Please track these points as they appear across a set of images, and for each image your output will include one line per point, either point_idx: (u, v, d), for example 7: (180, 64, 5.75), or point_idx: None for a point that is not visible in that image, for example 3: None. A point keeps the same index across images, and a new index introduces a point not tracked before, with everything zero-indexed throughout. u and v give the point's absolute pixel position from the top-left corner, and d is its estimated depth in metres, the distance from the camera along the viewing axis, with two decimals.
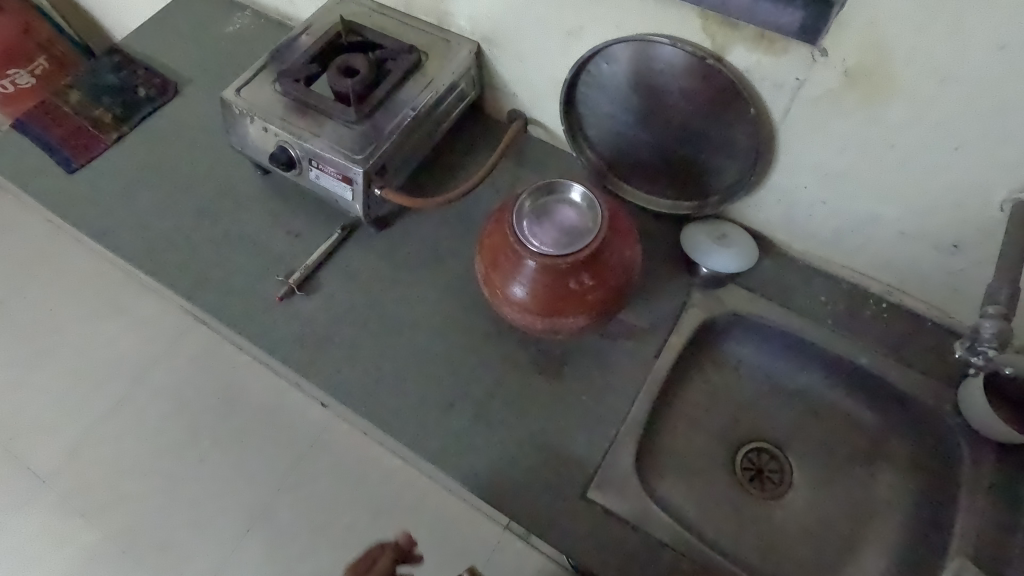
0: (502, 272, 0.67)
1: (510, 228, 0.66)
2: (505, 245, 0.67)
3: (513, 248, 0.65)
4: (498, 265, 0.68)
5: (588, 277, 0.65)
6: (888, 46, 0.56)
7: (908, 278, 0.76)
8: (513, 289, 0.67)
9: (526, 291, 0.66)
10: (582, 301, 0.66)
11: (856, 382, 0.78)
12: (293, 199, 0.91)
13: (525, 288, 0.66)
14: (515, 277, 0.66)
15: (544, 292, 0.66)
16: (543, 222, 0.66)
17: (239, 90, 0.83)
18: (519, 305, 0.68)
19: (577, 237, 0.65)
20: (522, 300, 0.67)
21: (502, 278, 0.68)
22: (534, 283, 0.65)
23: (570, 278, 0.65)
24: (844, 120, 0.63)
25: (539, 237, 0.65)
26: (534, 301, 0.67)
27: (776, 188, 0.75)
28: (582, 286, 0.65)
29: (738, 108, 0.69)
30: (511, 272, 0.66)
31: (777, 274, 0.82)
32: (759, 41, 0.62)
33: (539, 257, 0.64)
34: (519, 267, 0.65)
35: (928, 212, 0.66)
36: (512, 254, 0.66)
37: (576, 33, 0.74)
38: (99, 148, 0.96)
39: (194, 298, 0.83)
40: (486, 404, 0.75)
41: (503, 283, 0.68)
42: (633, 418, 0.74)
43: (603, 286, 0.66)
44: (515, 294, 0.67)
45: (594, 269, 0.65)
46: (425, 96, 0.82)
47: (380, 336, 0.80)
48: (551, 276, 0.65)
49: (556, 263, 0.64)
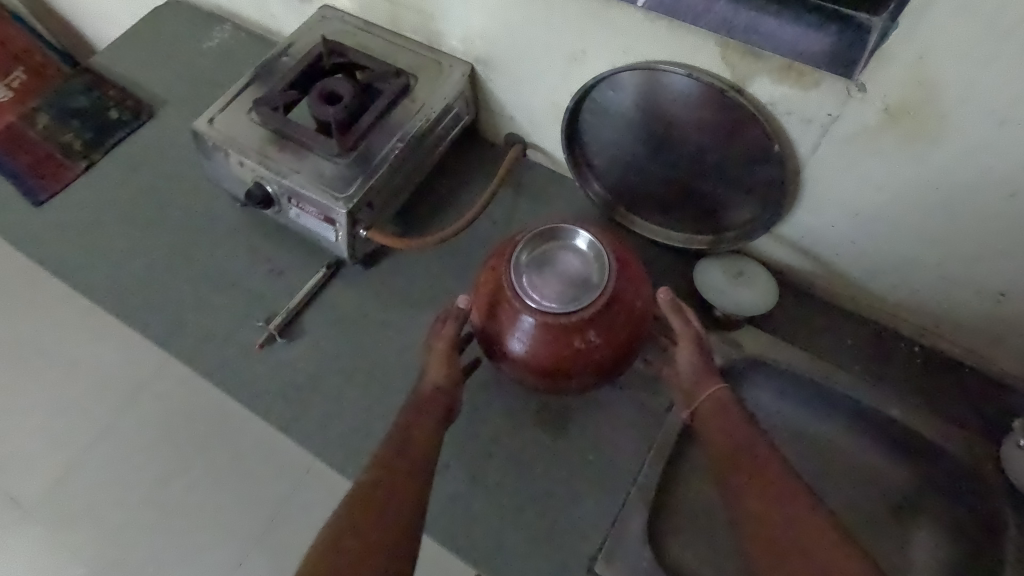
0: (497, 328, 0.60)
1: (507, 280, 0.59)
2: (501, 298, 0.60)
3: (510, 302, 0.59)
4: (494, 320, 0.61)
5: (595, 335, 0.58)
6: (936, 83, 0.49)
7: (945, 322, 0.69)
8: (510, 346, 0.60)
9: (524, 351, 0.59)
10: (587, 362, 0.59)
11: (888, 435, 0.71)
12: (274, 233, 0.84)
13: (523, 347, 0.59)
14: (512, 334, 0.59)
15: (544, 352, 0.58)
16: (544, 273, 0.59)
17: (213, 119, 0.76)
18: (517, 366, 0.61)
19: (582, 290, 0.58)
20: (520, 360, 0.60)
21: (498, 335, 0.61)
22: (532, 342, 0.58)
23: (573, 336, 0.57)
24: (882, 160, 0.56)
25: (540, 291, 0.58)
26: (533, 361, 0.59)
27: (800, 225, 0.68)
28: (588, 345, 0.58)
29: (760, 141, 0.62)
30: (508, 328, 0.59)
31: (799, 315, 0.75)
32: (785, 73, 0.56)
33: (539, 313, 0.57)
34: (516, 324, 0.58)
35: (973, 259, 0.60)
36: (508, 309, 0.59)
37: (580, 58, 0.67)
38: (67, 176, 0.89)
39: (167, 344, 0.77)
40: (481, 463, 0.69)
41: (498, 341, 0.61)
42: (643, 482, 0.67)
43: (611, 343, 0.59)
44: (512, 352, 0.60)
45: (601, 326, 0.58)
46: (415, 124, 0.75)
47: (368, 387, 0.74)
48: (552, 334, 0.57)
49: (557, 321, 0.57)
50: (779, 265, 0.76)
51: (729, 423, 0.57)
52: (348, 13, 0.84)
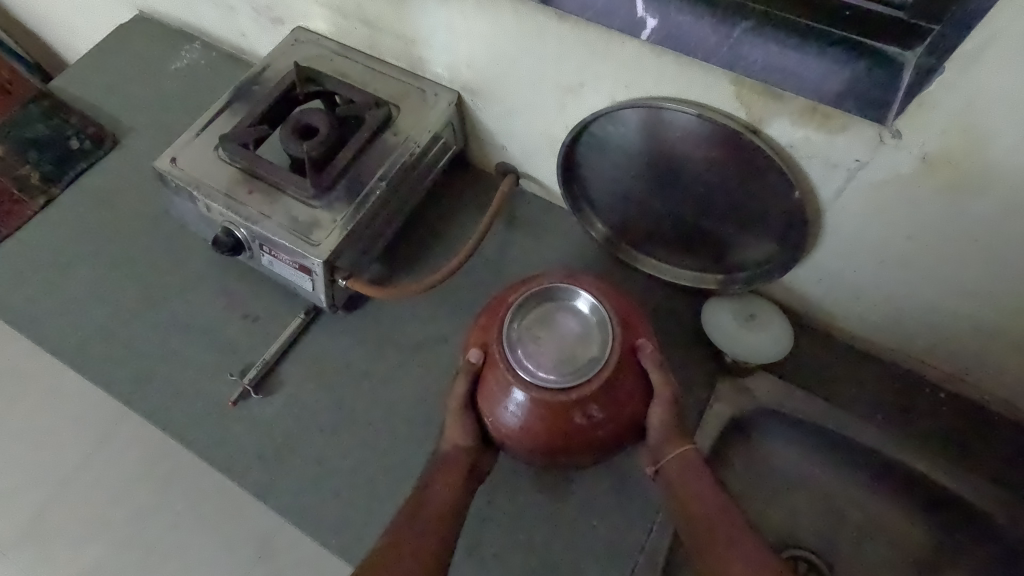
0: (486, 401, 0.53)
1: (497, 348, 0.52)
2: (491, 367, 0.52)
3: (501, 374, 0.51)
4: (483, 392, 0.53)
5: (598, 413, 0.50)
6: (983, 133, 0.44)
7: (973, 372, 0.64)
8: (498, 422, 0.52)
9: (516, 432, 0.51)
10: (589, 442, 0.51)
11: (912, 488, 0.66)
12: (249, 275, 0.78)
13: (515, 428, 0.51)
14: (503, 411, 0.51)
15: (541, 432, 0.50)
16: (539, 339, 0.51)
17: (176, 157, 0.70)
18: (510, 445, 0.53)
19: (583, 360, 0.50)
20: (512, 441, 0.52)
21: (487, 410, 0.53)
22: (527, 421, 0.50)
23: (574, 415, 0.50)
24: (916, 208, 0.51)
25: (535, 362, 0.50)
26: (527, 442, 0.51)
27: (817, 268, 0.63)
28: (591, 423, 0.50)
29: (777, 184, 0.57)
30: (498, 404, 0.52)
31: (816, 360, 0.70)
32: (808, 114, 0.50)
33: (533, 389, 0.50)
34: (508, 399, 0.51)
35: (1013, 311, 0.54)
36: (499, 382, 0.51)
37: (577, 90, 0.61)
38: (25, 214, 0.83)
39: (133, 402, 0.71)
40: (476, 531, 0.64)
41: (487, 416, 0.53)
42: (652, 546, 0.61)
43: (617, 419, 0.51)
44: (500, 429, 0.52)
45: (605, 402, 0.50)
46: (398, 159, 0.69)
47: (352, 447, 0.69)
48: (549, 412, 0.50)
49: (555, 398, 0.49)
50: (791, 307, 0.70)
51: (699, 491, 0.48)
52: (323, 37, 0.77)
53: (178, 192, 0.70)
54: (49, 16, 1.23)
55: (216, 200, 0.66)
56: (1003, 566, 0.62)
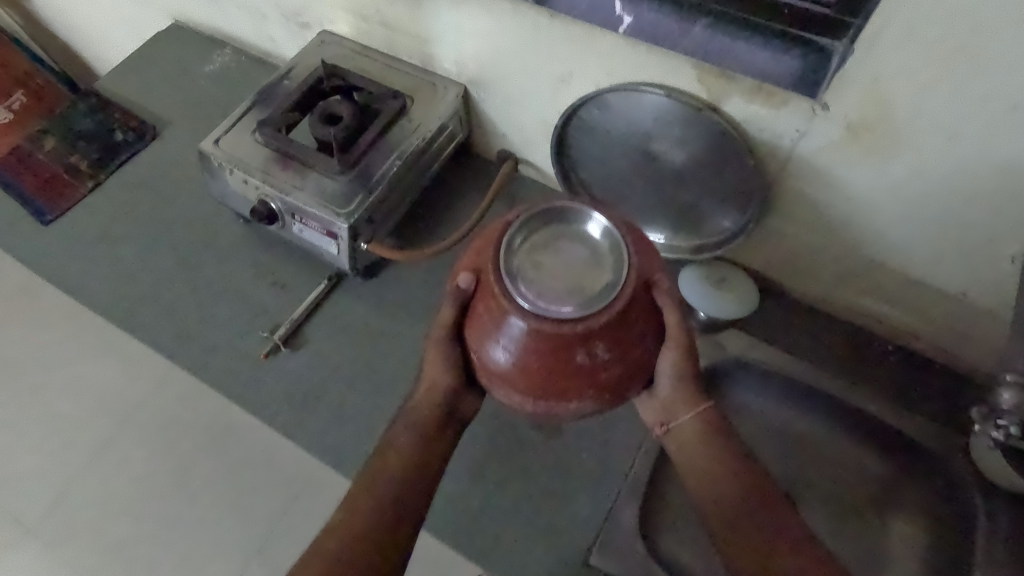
0: (477, 332, 0.47)
1: (492, 271, 0.45)
2: (485, 295, 0.46)
3: (495, 301, 0.45)
4: (474, 324, 0.47)
5: (606, 352, 0.44)
6: (891, 103, 0.55)
7: (914, 324, 0.73)
8: (489, 355, 0.47)
9: (508, 370, 0.46)
10: (592, 384, 0.45)
11: (863, 428, 0.76)
12: (276, 248, 0.88)
13: (507, 365, 0.46)
14: (495, 346, 0.46)
15: (537, 370, 0.45)
16: (541, 265, 0.45)
17: (217, 140, 0.80)
18: (500, 387, 0.47)
19: (593, 289, 0.44)
20: (504, 381, 0.47)
21: (478, 343, 0.47)
22: (521, 355, 0.44)
23: (578, 351, 0.43)
24: (849, 172, 0.62)
25: (537, 288, 0.44)
26: (520, 383, 0.46)
27: (775, 232, 0.73)
28: (596, 362, 0.44)
29: (737, 157, 0.67)
30: (490, 337, 0.46)
31: (779, 318, 0.79)
32: (756, 93, 0.61)
33: (532, 318, 0.43)
34: (502, 330, 0.45)
35: (934, 262, 0.64)
36: (492, 311, 0.45)
37: (566, 80, 0.72)
38: (74, 196, 0.92)
39: (175, 357, 0.80)
40: (481, 463, 0.73)
41: (477, 351, 0.48)
42: (635, 477, 0.72)
43: (626, 363, 0.45)
44: (491, 363, 0.46)
45: (615, 339, 0.44)
46: (412, 142, 0.79)
47: (371, 395, 0.78)
48: (550, 347, 0.43)
49: (558, 331, 0.43)
50: (757, 271, 0.80)
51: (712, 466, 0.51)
52: (346, 38, 0.88)
53: (218, 170, 0.80)
54: (85, 30, 1.34)
55: (255, 175, 0.77)
56: (940, 492, 0.72)
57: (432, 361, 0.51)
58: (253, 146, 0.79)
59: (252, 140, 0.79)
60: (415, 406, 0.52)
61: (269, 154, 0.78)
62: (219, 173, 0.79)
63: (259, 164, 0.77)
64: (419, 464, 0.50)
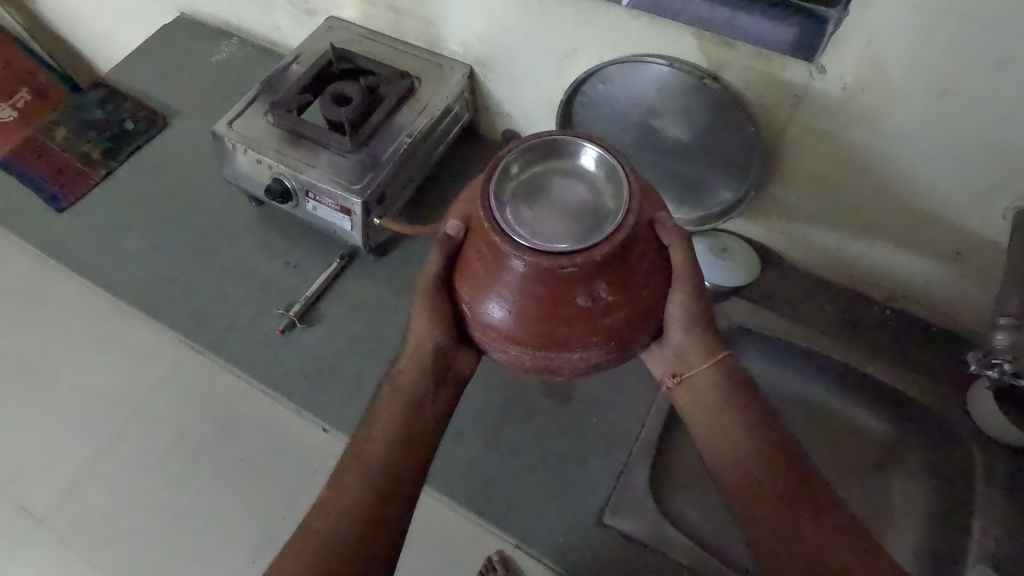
0: (473, 279, 0.48)
1: (485, 210, 0.46)
2: (480, 234, 0.47)
3: (491, 239, 0.45)
4: (469, 267, 0.49)
5: (604, 286, 0.45)
6: (885, 63, 0.58)
7: (911, 286, 0.75)
8: (490, 304, 0.48)
9: (506, 309, 0.47)
10: (594, 325, 0.47)
11: (862, 388, 0.78)
12: (288, 230, 0.90)
13: (505, 305, 0.47)
14: (492, 285, 0.47)
15: (536, 308, 0.46)
16: (536, 203, 0.47)
17: (231, 122, 0.82)
18: (498, 330, 0.48)
19: (590, 224, 0.46)
20: (501, 322, 0.48)
21: (474, 287, 0.48)
22: (522, 298, 0.46)
23: (576, 285, 0.45)
24: (843, 135, 0.65)
25: (532, 224, 0.46)
26: (520, 323, 0.47)
27: (773, 199, 0.75)
28: (597, 303, 0.46)
29: (739, 124, 0.69)
30: (487, 277, 0.47)
31: (778, 285, 0.82)
32: (755, 59, 0.64)
33: (530, 255, 0.44)
34: (503, 273, 0.46)
35: (928, 221, 0.67)
36: (489, 250, 0.46)
37: (571, 55, 0.75)
38: (87, 183, 0.94)
39: (193, 335, 0.82)
40: (496, 431, 0.76)
41: (474, 294, 0.48)
42: (645, 439, 0.75)
43: (624, 300, 0.47)
44: (493, 311, 0.48)
45: (612, 276, 0.45)
46: (421, 121, 0.81)
47: (385, 367, 0.80)
48: (547, 283, 0.45)
49: (555, 265, 0.43)
50: (756, 241, 0.83)
51: (724, 427, 0.51)
52: (353, 24, 0.91)
53: (231, 151, 0.82)
54: (87, 30, 1.37)
55: (273, 153, 0.79)
56: (940, 448, 0.74)
57: (422, 312, 0.52)
58: (271, 128, 0.81)
59: (267, 121, 0.82)
60: (402, 369, 0.53)
61: (286, 133, 0.80)
62: (234, 151, 0.81)
63: (277, 143, 0.80)
64: (404, 443, 0.51)
